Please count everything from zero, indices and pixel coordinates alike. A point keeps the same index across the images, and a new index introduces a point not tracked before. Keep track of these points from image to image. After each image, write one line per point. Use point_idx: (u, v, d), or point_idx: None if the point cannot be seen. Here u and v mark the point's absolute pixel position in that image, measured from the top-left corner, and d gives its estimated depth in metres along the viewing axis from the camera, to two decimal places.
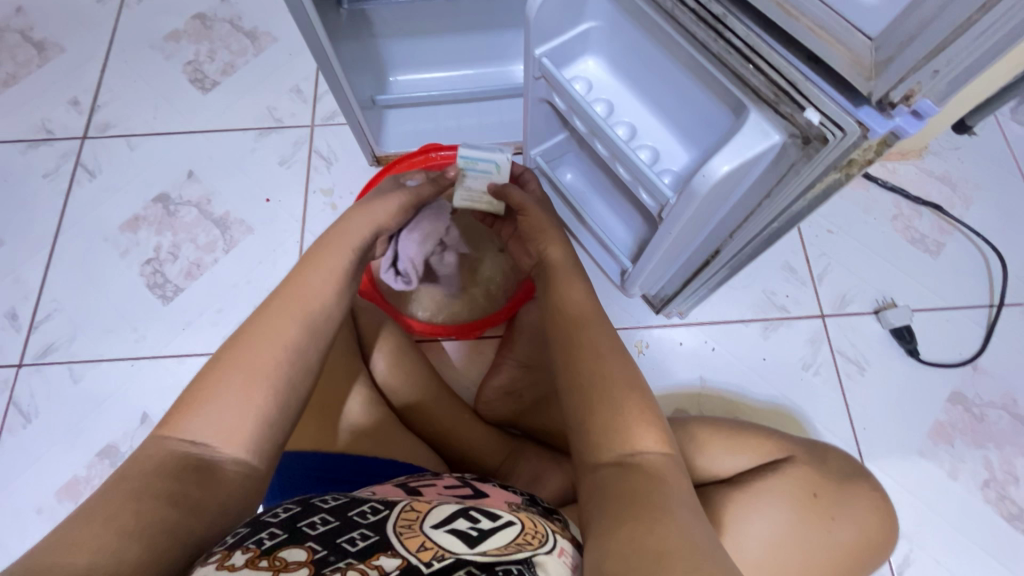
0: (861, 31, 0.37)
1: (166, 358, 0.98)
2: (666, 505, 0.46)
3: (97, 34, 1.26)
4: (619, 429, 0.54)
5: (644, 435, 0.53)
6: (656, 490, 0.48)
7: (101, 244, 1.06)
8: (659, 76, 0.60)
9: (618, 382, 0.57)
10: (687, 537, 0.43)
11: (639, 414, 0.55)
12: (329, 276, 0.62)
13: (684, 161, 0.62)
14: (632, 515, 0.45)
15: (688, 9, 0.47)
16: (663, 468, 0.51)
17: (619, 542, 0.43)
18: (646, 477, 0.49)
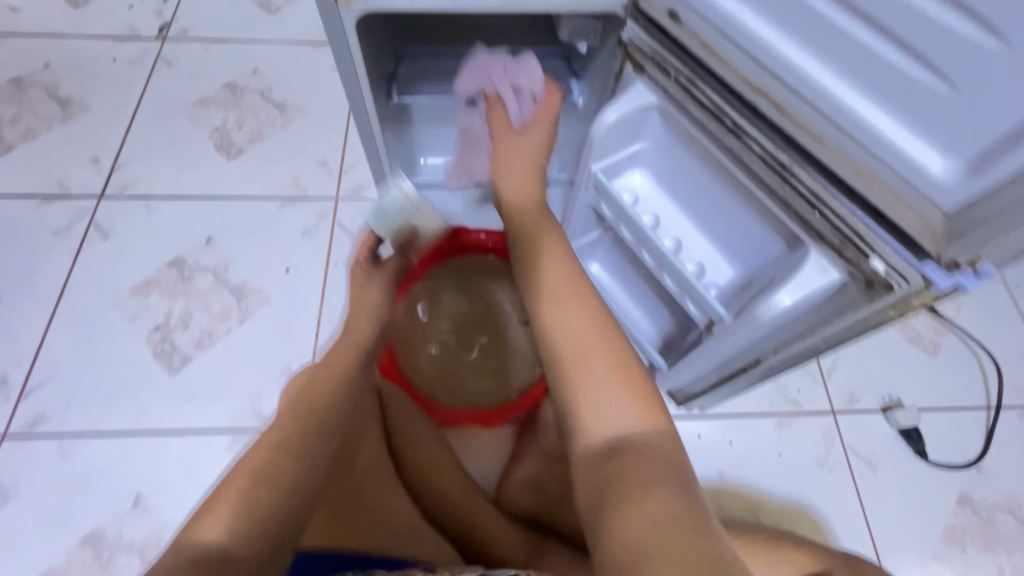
0: (936, 203, 0.41)
1: (166, 434, 0.93)
2: (680, 496, 0.45)
3: (124, 94, 1.27)
4: (617, 406, 0.53)
5: (633, 411, 0.53)
6: (665, 473, 0.47)
7: (108, 307, 1.03)
8: (709, 198, 0.63)
9: (610, 361, 0.56)
10: (701, 532, 0.42)
11: (630, 382, 0.55)
12: (337, 379, 0.65)
13: (730, 275, 0.64)
14: (644, 507, 0.44)
15: (754, 154, 0.50)
16: (661, 442, 0.51)
17: (644, 545, 0.41)
18: (649, 459, 0.49)
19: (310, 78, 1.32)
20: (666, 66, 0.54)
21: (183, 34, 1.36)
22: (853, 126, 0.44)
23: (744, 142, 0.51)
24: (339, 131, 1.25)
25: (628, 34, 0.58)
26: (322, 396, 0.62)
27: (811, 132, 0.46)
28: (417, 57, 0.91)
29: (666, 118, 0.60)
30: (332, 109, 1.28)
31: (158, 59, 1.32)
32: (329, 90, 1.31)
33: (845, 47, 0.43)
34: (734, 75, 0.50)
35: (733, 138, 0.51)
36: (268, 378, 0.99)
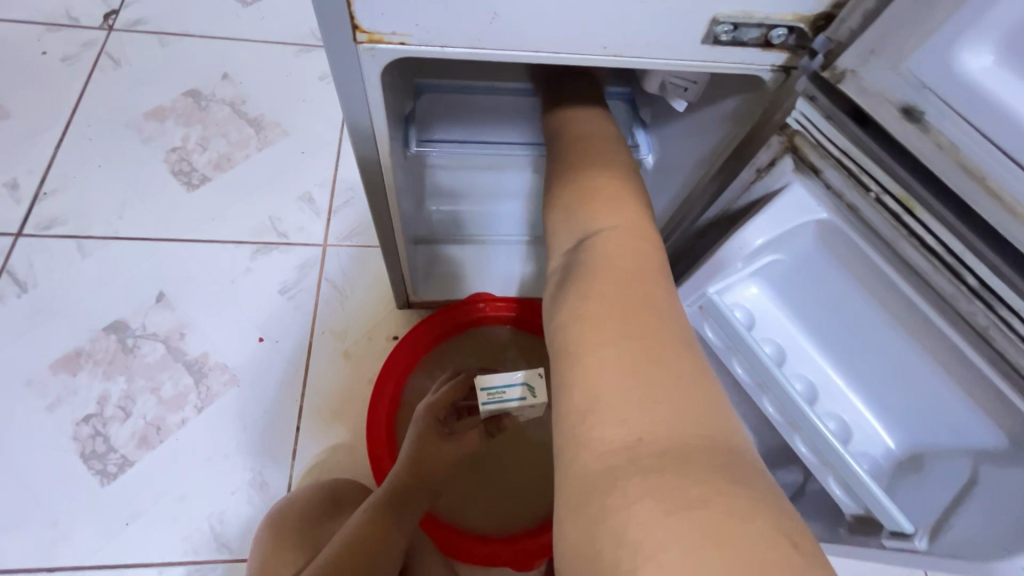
0: None
1: (94, 569, 0.71)
2: (653, 354, 0.34)
3: (54, 99, 1.02)
4: (592, 247, 0.43)
5: (618, 248, 0.42)
6: (637, 325, 0.36)
7: (22, 389, 0.79)
8: (875, 343, 0.45)
9: (597, 201, 0.46)
10: (668, 411, 0.31)
11: (621, 227, 0.43)
12: (381, 548, 0.58)
13: (889, 447, 0.47)
14: (593, 363, 0.34)
15: (1014, 336, 0.33)
16: (650, 294, 0.38)
17: (586, 427, 0.33)
18: (619, 302, 0.37)
19: (294, 89, 1.09)
20: (866, 179, 0.36)
21: (135, 26, 1.10)
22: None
23: (1002, 318, 0.33)
24: (329, 159, 1.03)
25: (795, 116, 0.39)
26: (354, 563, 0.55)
27: None
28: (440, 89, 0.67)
29: (828, 237, 0.42)
30: (320, 130, 1.05)
31: (101, 56, 1.07)
32: (317, 106, 1.08)
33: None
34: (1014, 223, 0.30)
35: (980, 308, 0.33)
36: (232, 488, 0.77)
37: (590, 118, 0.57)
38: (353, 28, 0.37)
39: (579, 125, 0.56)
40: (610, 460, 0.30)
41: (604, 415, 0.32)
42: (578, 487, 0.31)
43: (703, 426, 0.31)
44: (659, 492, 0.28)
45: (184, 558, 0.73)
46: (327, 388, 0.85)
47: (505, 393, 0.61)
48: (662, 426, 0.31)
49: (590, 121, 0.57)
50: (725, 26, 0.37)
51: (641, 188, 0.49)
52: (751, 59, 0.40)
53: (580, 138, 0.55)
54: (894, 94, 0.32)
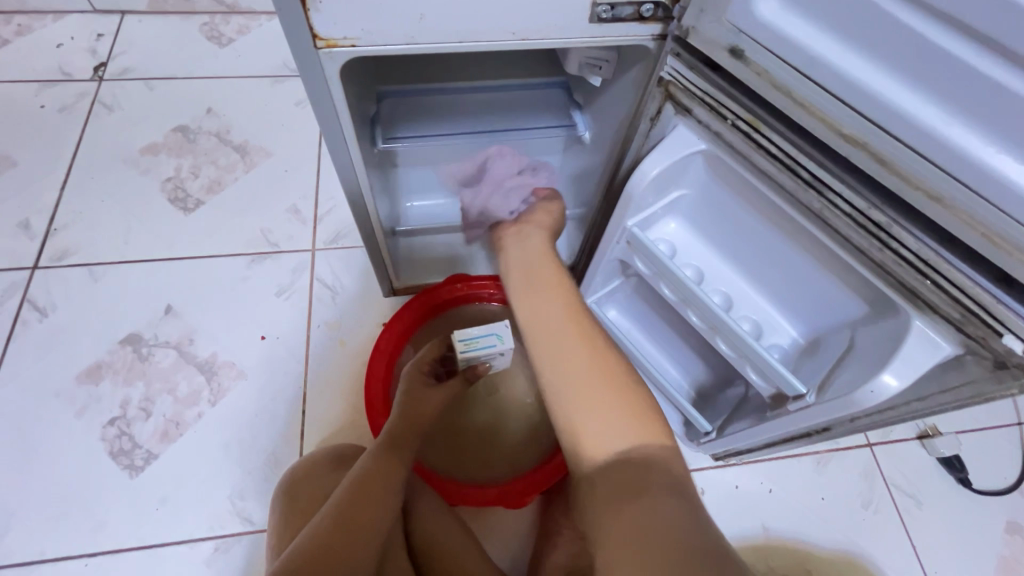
0: None
1: (131, 551, 0.79)
2: (678, 494, 0.49)
3: (55, 146, 1.12)
4: (613, 426, 0.53)
5: (638, 426, 0.53)
6: (662, 481, 0.49)
7: (51, 401, 0.88)
8: (766, 251, 0.55)
9: (592, 379, 0.56)
10: (702, 537, 0.45)
11: (634, 402, 0.55)
12: (388, 479, 0.69)
13: (792, 335, 0.57)
14: (635, 528, 0.46)
15: (840, 212, 0.43)
16: (670, 464, 0.51)
17: (657, 549, 0.44)
18: (648, 476, 0.50)
19: (271, 116, 1.19)
20: (722, 110, 0.46)
21: (123, 74, 1.22)
22: (977, 181, 0.34)
23: (828, 199, 0.43)
24: (310, 174, 1.13)
25: (667, 69, 0.49)
26: (367, 494, 0.67)
27: (919, 187, 0.37)
28: (401, 95, 0.78)
29: (712, 164, 0.53)
30: (300, 150, 1.16)
31: (95, 104, 1.17)
32: (296, 128, 1.18)
33: (966, 78, 0.33)
34: (817, 122, 0.40)
35: (814, 195, 0.43)
36: (248, 469, 0.85)
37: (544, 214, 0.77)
38: (312, 37, 0.47)
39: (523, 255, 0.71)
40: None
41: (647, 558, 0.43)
42: None
43: (724, 553, 0.45)
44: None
45: (211, 534, 0.81)
46: (326, 378, 0.93)
47: (479, 341, 0.73)
48: (710, 553, 0.44)
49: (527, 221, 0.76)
50: (603, 5, 0.48)
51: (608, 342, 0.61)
52: (632, 31, 0.51)
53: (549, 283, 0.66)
54: (722, 41, 0.43)
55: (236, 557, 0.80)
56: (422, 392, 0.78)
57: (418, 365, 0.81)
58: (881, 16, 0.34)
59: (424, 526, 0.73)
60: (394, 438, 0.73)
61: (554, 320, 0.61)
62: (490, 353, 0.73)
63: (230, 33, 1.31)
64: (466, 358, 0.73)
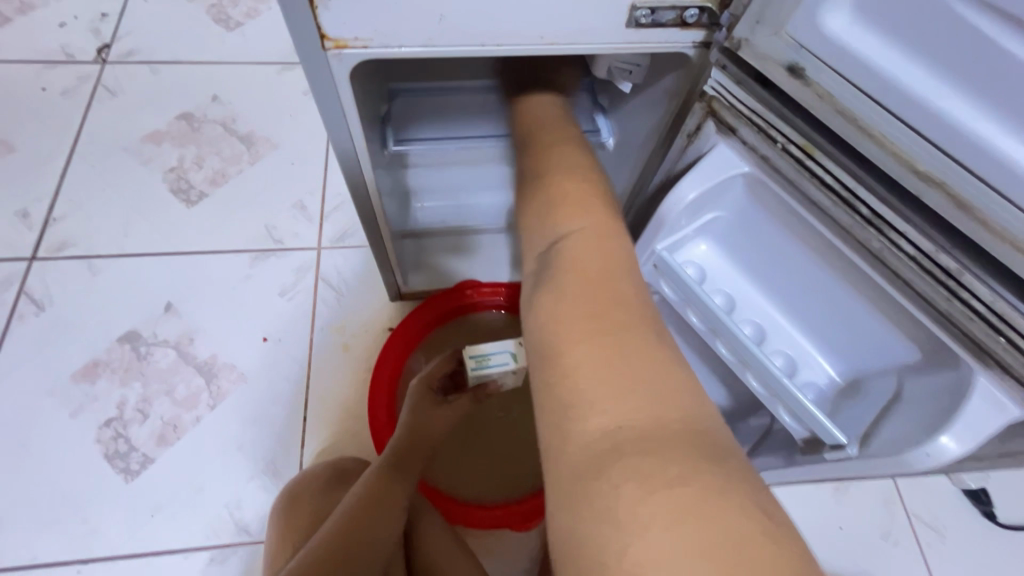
0: None
1: (125, 557, 0.77)
2: (621, 339, 0.37)
3: (56, 131, 1.08)
4: (581, 265, 0.43)
5: (595, 253, 0.44)
6: (607, 315, 0.39)
7: (46, 399, 0.85)
8: (809, 284, 0.50)
9: (591, 244, 0.45)
10: (648, 397, 0.34)
11: (603, 241, 0.45)
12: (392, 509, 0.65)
13: (828, 375, 0.52)
14: (569, 359, 0.37)
15: (902, 254, 0.38)
16: (625, 299, 0.40)
17: (572, 420, 0.35)
18: (597, 305, 0.39)
19: (279, 106, 1.15)
20: (773, 133, 0.41)
21: (128, 57, 1.17)
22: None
23: (888, 239, 0.38)
24: (317, 168, 1.09)
25: (711, 83, 0.45)
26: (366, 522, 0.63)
27: (1006, 237, 0.33)
28: (415, 93, 0.74)
29: (753, 188, 0.48)
30: (307, 142, 1.11)
31: (97, 88, 1.13)
32: (304, 119, 1.14)
33: None
34: (888, 156, 0.35)
35: (873, 233, 0.39)
36: (246, 478, 0.83)
37: (542, 102, 0.65)
38: (321, 37, 0.43)
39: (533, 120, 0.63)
40: (594, 430, 0.33)
41: (591, 408, 0.34)
42: (577, 464, 0.33)
43: (672, 407, 0.34)
44: (651, 468, 0.30)
45: (207, 544, 0.79)
46: (330, 384, 0.90)
47: (491, 358, 0.69)
48: (648, 413, 0.33)
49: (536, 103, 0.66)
50: (643, 10, 0.43)
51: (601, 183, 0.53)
52: (673, 37, 0.46)
53: (551, 142, 0.59)
54: (780, 57, 0.38)
55: (232, 569, 0.77)
56: (430, 409, 0.74)
57: (428, 380, 0.77)
58: (977, 40, 0.29)
59: (429, 547, 0.70)
60: (400, 455, 0.70)
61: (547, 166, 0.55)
62: (503, 371, 0.69)
63: (238, 16, 1.26)
64: (476, 375, 0.69)
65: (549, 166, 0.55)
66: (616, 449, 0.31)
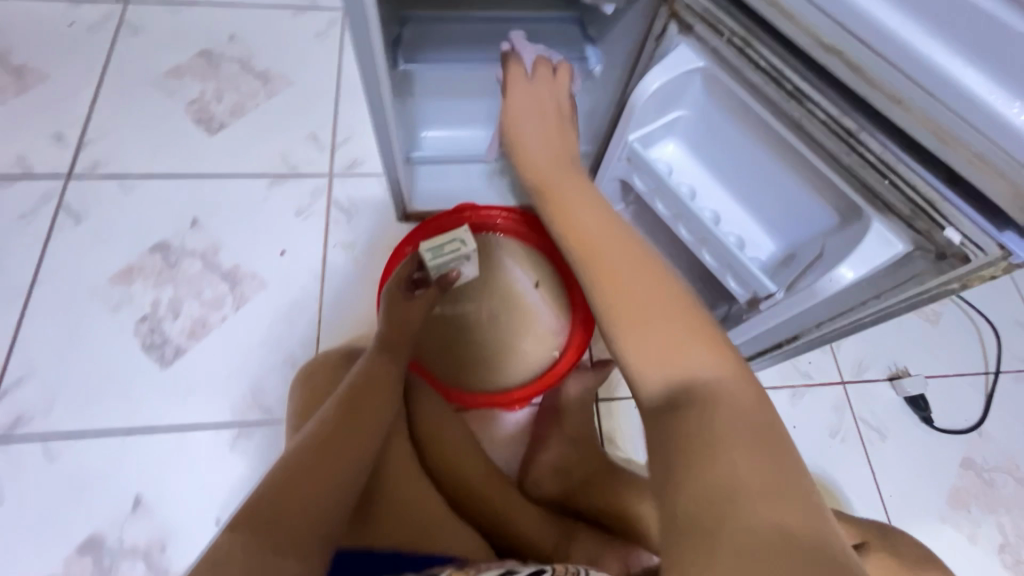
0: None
1: (163, 430, 0.88)
2: (757, 430, 0.39)
3: (85, 63, 1.16)
4: (683, 356, 0.44)
5: (696, 349, 0.44)
6: (733, 407, 0.40)
7: (88, 297, 0.95)
8: (756, 170, 0.60)
9: (687, 324, 0.45)
10: (789, 482, 0.36)
11: (694, 329, 0.45)
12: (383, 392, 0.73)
13: (769, 249, 0.62)
14: (708, 463, 0.37)
15: (816, 121, 0.48)
16: (738, 390, 0.42)
17: (738, 511, 0.34)
18: (721, 401, 0.40)
19: (292, 46, 1.23)
20: (720, 27, 0.50)
21: None
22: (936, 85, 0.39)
23: (806, 108, 0.48)
24: (329, 104, 1.17)
25: None
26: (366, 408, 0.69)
27: (883, 91, 0.42)
28: (424, 21, 0.83)
29: (709, 84, 0.57)
30: (319, 80, 1.19)
31: (122, 25, 1.21)
32: (316, 59, 1.22)
33: None
34: (800, 32, 0.45)
35: (795, 105, 0.49)
36: (268, 369, 0.93)
37: (547, 105, 0.64)
38: None
39: (550, 155, 0.61)
40: (765, 537, 0.33)
41: (744, 453, 0.37)
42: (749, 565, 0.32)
43: (812, 496, 0.36)
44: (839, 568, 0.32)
45: (234, 421, 0.89)
46: (343, 292, 1.00)
47: (445, 247, 0.82)
48: (800, 505, 0.35)
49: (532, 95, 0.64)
50: None
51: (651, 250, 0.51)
52: None
53: (584, 194, 0.57)
54: None
55: (257, 443, 0.88)
56: (407, 300, 0.83)
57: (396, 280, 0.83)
58: None
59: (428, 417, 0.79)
60: (385, 339, 0.79)
61: (593, 231, 0.52)
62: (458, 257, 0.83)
63: None
64: (435, 264, 0.82)
65: (599, 230, 0.52)
66: (796, 554, 0.32)
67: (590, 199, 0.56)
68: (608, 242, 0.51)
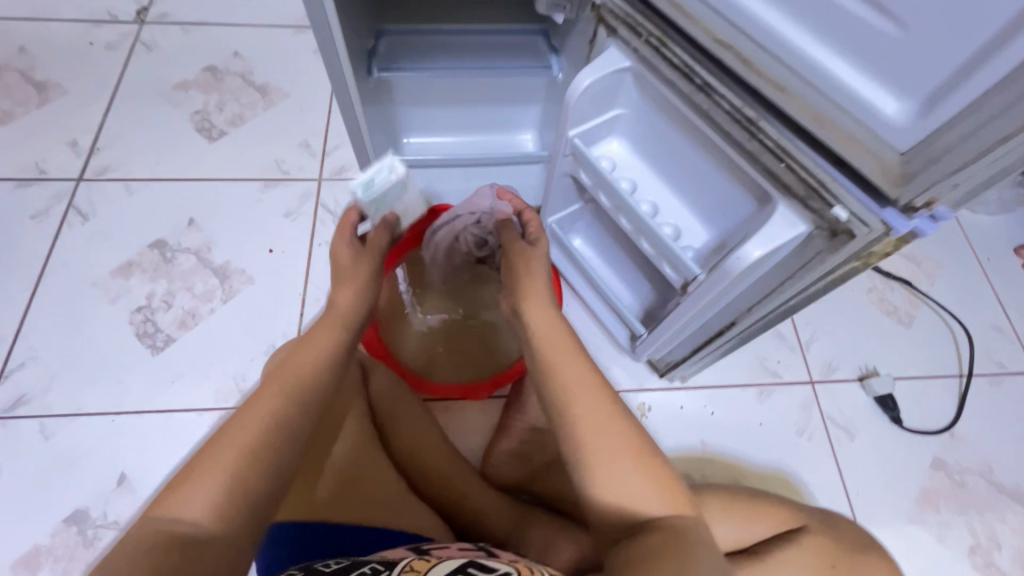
0: (894, 145, 0.41)
1: (151, 413, 0.94)
2: (698, 553, 0.49)
3: (101, 78, 1.26)
4: (634, 489, 0.55)
5: (648, 486, 0.56)
6: (680, 535, 0.50)
7: (89, 289, 1.03)
8: (687, 164, 0.64)
9: (642, 462, 0.57)
10: None
11: (649, 466, 0.57)
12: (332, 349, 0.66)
13: (704, 239, 0.66)
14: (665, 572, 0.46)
15: (722, 111, 0.52)
16: (685, 525, 0.53)
17: None
18: (675, 532, 0.51)
19: (291, 61, 1.31)
20: (639, 29, 0.55)
21: (163, 18, 1.35)
22: None
23: (713, 100, 0.52)
24: (322, 114, 1.25)
25: None
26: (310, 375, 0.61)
27: (768, 80, 0.46)
28: (398, 32, 0.89)
29: (639, 82, 0.62)
30: (314, 92, 1.27)
31: (136, 43, 1.31)
32: (312, 73, 1.30)
33: None
34: (699, 30, 0.49)
35: (704, 97, 0.53)
36: (251, 358, 0.99)
37: (530, 257, 0.76)
38: None
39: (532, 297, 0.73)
40: None
41: None
42: None
43: None
44: None
45: (217, 406, 0.95)
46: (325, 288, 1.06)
47: (373, 177, 0.68)
48: None
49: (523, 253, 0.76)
50: None
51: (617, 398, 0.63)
52: None
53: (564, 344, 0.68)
54: None
55: None
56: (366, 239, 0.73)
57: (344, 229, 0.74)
58: None
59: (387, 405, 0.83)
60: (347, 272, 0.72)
61: (570, 383, 0.64)
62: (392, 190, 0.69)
63: None
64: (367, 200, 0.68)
65: (574, 381, 0.64)
66: None
67: (569, 349, 0.68)
68: (583, 389, 0.63)
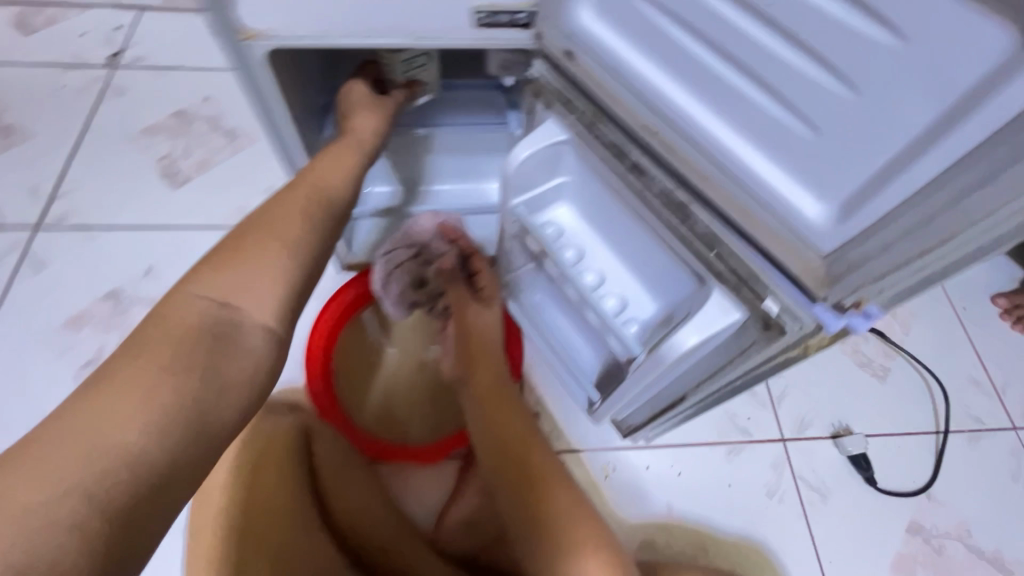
0: (818, 247, 0.42)
1: None
2: None
3: (68, 122, 1.25)
4: None
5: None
6: None
7: (39, 342, 1.00)
8: (630, 234, 0.63)
9: (598, 554, 0.62)
10: None
11: (609, 556, 0.63)
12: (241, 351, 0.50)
13: (651, 311, 0.64)
14: None
15: (653, 193, 0.50)
16: None
17: None
18: None
19: None
20: (573, 105, 0.54)
21: (135, 62, 1.35)
22: None
23: (645, 181, 0.50)
24: None
25: (537, 70, 0.57)
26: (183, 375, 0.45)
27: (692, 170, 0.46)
28: None
29: (579, 154, 0.61)
30: None
31: (107, 87, 1.31)
32: None
33: None
34: (626, 115, 0.49)
35: (636, 178, 0.50)
36: None
37: (480, 323, 0.71)
38: (234, 32, 0.55)
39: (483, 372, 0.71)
40: None
41: None
42: None
43: None
44: None
45: None
46: None
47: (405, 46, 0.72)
48: None
49: (472, 321, 0.71)
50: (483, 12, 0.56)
51: (576, 483, 0.69)
52: (514, 37, 0.59)
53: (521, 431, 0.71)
54: (559, 46, 0.51)
55: None
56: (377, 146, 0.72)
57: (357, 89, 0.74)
58: None
59: (337, 474, 0.81)
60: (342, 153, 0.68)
61: (534, 471, 0.67)
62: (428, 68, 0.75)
63: None
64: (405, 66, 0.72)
65: (540, 470, 0.67)
66: None
67: (525, 433, 0.71)
68: (544, 478, 0.67)
